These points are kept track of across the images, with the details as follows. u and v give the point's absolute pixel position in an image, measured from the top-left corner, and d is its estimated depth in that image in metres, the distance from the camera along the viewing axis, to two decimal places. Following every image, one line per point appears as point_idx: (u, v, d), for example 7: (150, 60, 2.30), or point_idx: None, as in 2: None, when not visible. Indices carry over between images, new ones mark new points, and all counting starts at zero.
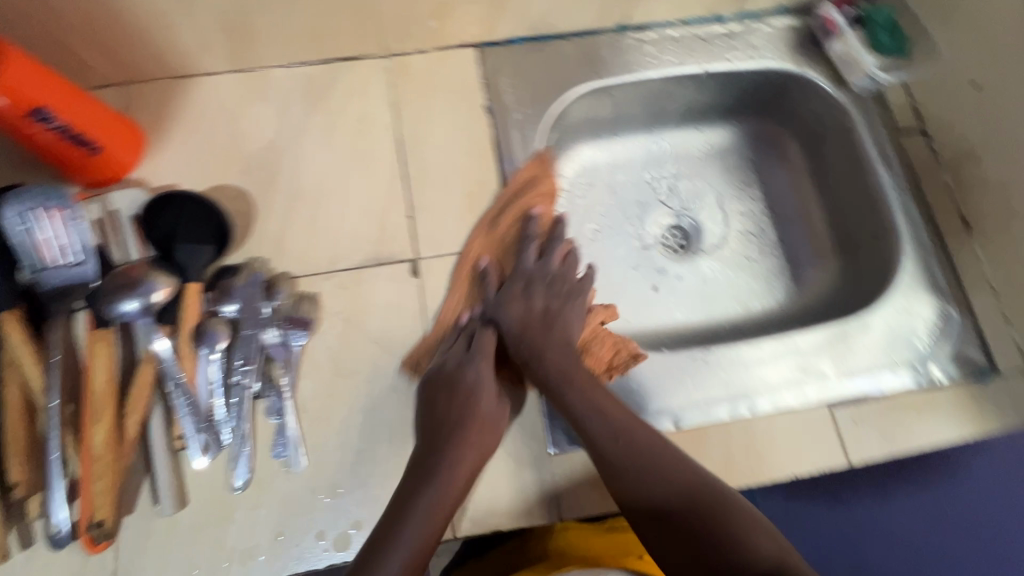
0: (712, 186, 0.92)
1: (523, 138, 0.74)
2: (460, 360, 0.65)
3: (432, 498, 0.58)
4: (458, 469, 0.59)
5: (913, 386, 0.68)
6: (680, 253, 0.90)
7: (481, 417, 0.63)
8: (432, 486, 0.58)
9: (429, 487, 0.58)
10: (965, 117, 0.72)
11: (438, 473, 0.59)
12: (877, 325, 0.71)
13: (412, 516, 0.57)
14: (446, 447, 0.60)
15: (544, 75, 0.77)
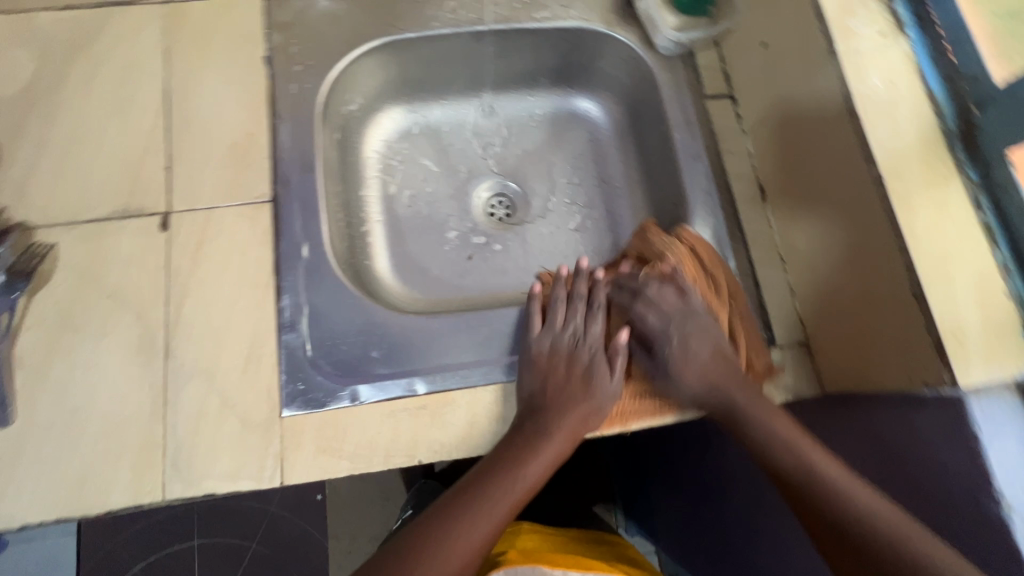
0: (544, 155, 0.88)
1: (302, 91, 0.71)
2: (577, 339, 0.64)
3: (524, 473, 0.57)
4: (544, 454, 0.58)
5: None
6: (506, 221, 0.87)
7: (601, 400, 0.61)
8: (520, 465, 0.57)
9: (523, 461, 0.57)
10: (758, 80, 0.70)
11: (517, 447, 0.58)
12: None
13: (494, 492, 0.56)
14: (532, 422, 0.59)
15: (333, 27, 0.74)
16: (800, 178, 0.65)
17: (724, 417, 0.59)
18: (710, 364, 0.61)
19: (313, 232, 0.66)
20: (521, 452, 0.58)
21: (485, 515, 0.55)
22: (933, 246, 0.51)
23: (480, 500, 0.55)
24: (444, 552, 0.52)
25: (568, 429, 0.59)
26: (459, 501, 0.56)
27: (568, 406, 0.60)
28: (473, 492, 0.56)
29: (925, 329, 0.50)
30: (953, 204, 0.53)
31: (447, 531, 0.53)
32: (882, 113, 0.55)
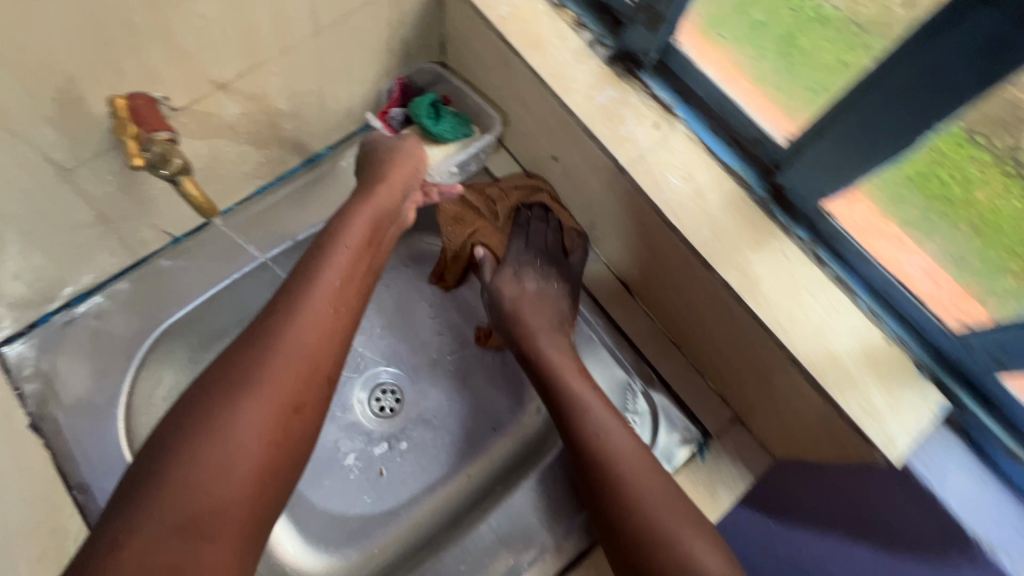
0: (395, 321, 0.82)
1: (95, 440, 0.58)
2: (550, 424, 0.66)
3: (327, 283, 0.52)
4: (297, 335, 0.48)
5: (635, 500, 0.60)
6: (395, 414, 0.78)
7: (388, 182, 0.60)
8: (329, 252, 0.54)
9: (279, 330, 0.48)
10: (566, 186, 0.66)
11: (316, 258, 0.53)
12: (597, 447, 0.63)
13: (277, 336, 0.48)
14: (324, 249, 0.54)
15: (101, 343, 0.61)
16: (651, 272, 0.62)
17: (563, 415, 0.59)
18: (592, 387, 0.60)
19: None
20: (313, 255, 0.54)
21: (273, 377, 0.46)
22: (803, 325, 0.50)
23: (294, 315, 0.49)
24: (207, 449, 0.42)
25: (345, 259, 0.54)
26: (249, 347, 0.47)
27: (317, 251, 0.54)
28: (293, 298, 0.50)
29: (834, 409, 0.49)
30: (802, 274, 0.51)
31: (232, 387, 0.45)
32: (695, 212, 0.52)
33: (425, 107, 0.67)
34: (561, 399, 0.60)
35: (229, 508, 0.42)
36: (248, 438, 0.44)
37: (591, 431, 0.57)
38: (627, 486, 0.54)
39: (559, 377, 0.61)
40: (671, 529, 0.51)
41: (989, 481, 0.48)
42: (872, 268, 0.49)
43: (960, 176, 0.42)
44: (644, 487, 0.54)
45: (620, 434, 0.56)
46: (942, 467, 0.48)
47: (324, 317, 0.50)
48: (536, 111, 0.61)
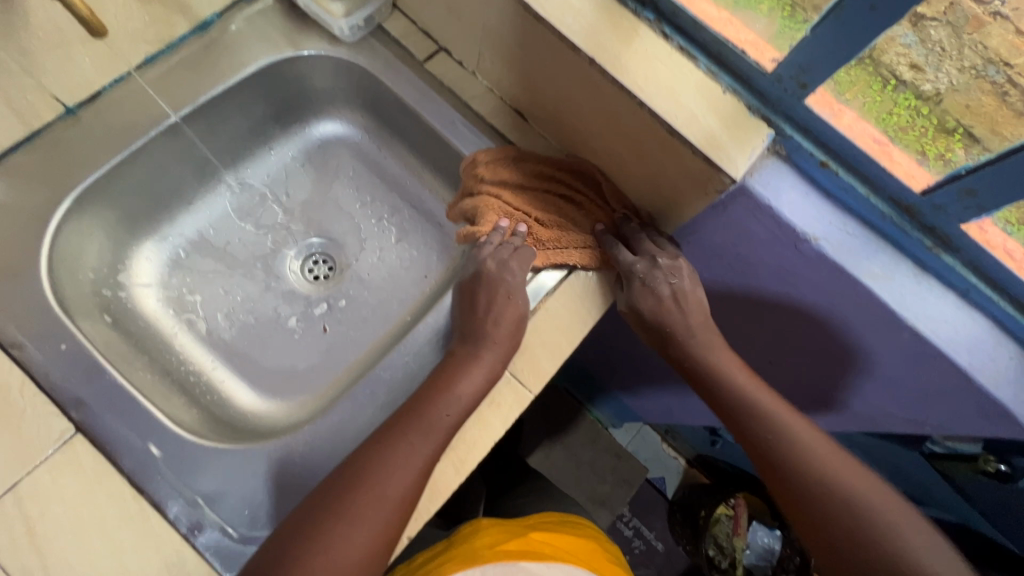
0: (317, 194, 0.85)
1: (21, 302, 0.59)
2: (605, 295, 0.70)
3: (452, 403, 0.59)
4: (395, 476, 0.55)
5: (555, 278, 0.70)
6: (332, 277, 0.82)
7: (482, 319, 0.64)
8: (463, 378, 0.61)
9: (376, 472, 0.55)
10: (451, 23, 0.72)
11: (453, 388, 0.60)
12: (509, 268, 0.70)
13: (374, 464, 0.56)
14: (452, 378, 0.60)
15: (7, 215, 0.61)
16: (535, 90, 0.70)
17: (680, 363, 0.68)
18: (759, 387, 0.65)
19: (148, 427, 0.58)
20: (457, 378, 0.61)
21: (360, 514, 0.54)
22: (657, 85, 0.59)
23: (396, 450, 0.56)
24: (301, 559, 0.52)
25: (475, 377, 0.61)
26: (349, 474, 0.56)
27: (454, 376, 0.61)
28: (387, 449, 0.57)
29: (692, 152, 0.59)
30: (651, 46, 0.60)
31: (325, 512, 0.54)
32: (558, 4, 0.60)
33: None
34: (672, 345, 0.68)
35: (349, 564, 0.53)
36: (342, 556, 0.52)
37: (705, 358, 0.67)
38: (734, 395, 0.64)
39: (742, 394, 0.64)
40: (776, 418, 0.62)
41: (809, 192, 0.61)
42: (702, 31, 0.58)
43: (932, 141, 0.54)
44: (754, 394, 0.64)
45: (733, 367, 0.66)
46: (776, 186, 0.60)
47: (414, 467, 0.56)
48: None
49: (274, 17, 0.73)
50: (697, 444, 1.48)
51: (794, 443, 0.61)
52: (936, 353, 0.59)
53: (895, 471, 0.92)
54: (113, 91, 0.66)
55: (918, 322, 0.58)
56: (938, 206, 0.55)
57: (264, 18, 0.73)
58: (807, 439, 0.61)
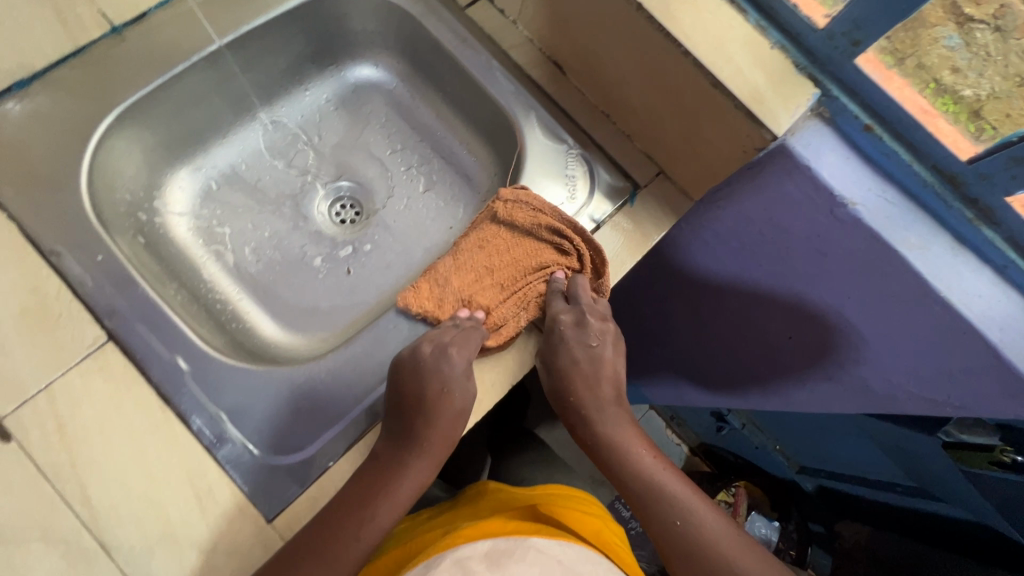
0: (349, 139, 0.85)
1: (61, 211, 0.60)
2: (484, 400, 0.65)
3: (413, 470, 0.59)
4: None
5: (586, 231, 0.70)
6: (359, 221, 0.83)
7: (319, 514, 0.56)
8: (417, 451, 0.60)
9: None
10: None
11: (410, 458, 0.59)
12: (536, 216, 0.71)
13: None
14: (397, 477, 0.58)
15: (49, 127, 0.62)
16: (576, 41, 0.69)
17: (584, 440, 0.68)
18: (665, 469, 0.65)
19: (177, 342, 0.59)
20: (407, 451, 0.59)
21: None
22: (705, 36, 0.58)
23: None
24: None
25: (430, 455, 0.60)
26: None
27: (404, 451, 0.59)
28: None
29: (734, 106, 0.58)
30: None
31: None
32: None
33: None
34: (579, 421, 0.68)
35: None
36: None
37: (602, 436, 0.67)
38: (629, 476, 0.64)
39: (647, 483, 0.64)
40: (664, 508, 0.62)
41: (850, 157, 0.59)
42: None
43: None
44: (650, 473, 0.64)
45: (637, 446, 0.66)
46: (815, 149, 0.59)
47: None
48: None
49: None
50: (701, 431, 1.47)
51: (676, 542, 0.61)
52: (965, 327, 0.58)
53: (902, 457, 0.92)
54: (158, 14, 0.67)
55: (950, 293, 0.57)
56: (984, 175, 0.53)
57: None
58: (708, 520, 0.61)
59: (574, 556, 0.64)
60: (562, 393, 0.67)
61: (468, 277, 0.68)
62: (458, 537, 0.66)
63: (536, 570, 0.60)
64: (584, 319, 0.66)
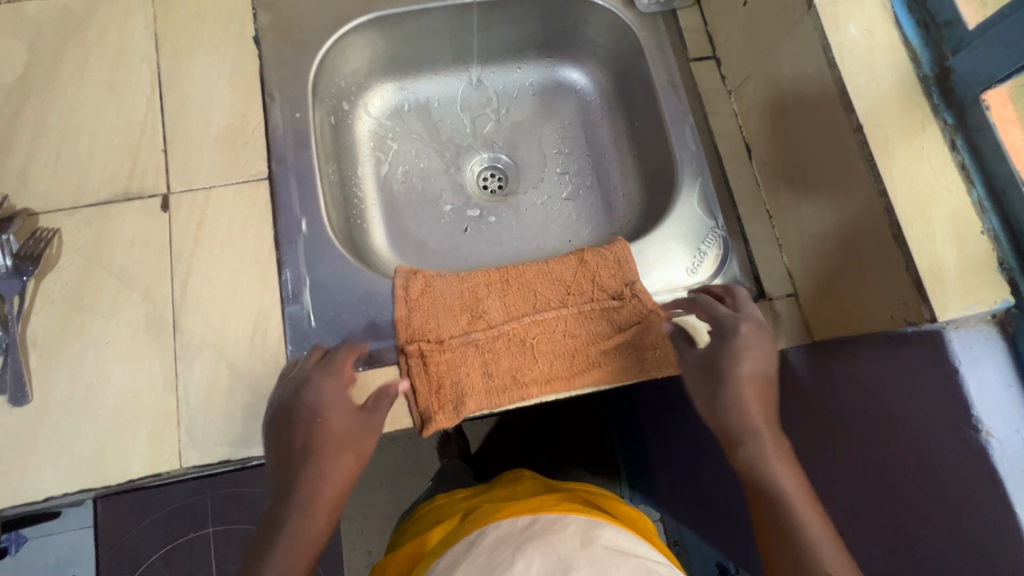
0: (529, 124, 0.90)
1: (292, 69, 0.72)
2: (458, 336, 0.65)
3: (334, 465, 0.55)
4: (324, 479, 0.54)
5: (691, 308, 0.67)
6: (498, 194, 0.88)
7: (328, 442, 0.55)
8: (331, 439, 0.56)
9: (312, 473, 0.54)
10: (739, 36, 0.71)
11: (321, 452, 0.55)
12: (650, 268, 0.70)
13: (313, 473, 0.54)
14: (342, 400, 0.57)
15: (321, 5, 0.75)
16: (780, 133, 0.67)
17: (740, 464, 0.55)
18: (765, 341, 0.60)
19: (309, 207, 0.68)
20: (311, 451, 0.55)
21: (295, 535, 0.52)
22: (911, 187, 0.53)
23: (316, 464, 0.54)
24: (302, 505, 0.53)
25: (342, 453, 0.55)
26: (286, 493, 0.54)
27: (316, 438, 0.55)
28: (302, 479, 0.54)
29: (906, 269, 0.53)
30: (932, 148, 0.54)
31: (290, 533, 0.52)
32: (860, 61, 0.56)
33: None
34: (748, 437, 0.55)
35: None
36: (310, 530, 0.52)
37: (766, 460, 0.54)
38: (782, 504, 0.51)
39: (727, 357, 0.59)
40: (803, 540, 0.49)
41: (1014, 388, 0.51)
42: (1001, 161, 0.51)
43: None
44: (799, 506, 0.51)
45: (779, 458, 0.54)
46: (975, 357, 0.51)
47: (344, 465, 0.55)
48: None
49: None
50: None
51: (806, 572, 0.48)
52: None
53: None
54: None
55: None
56: None
57: None
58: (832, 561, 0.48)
59: (617, 531, 0.63)
60: (724, 336, 0.60)
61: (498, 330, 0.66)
62: (497, 515, 0.68)
63: (578, 538, 0.60)
64: (736, 323, 0.60)
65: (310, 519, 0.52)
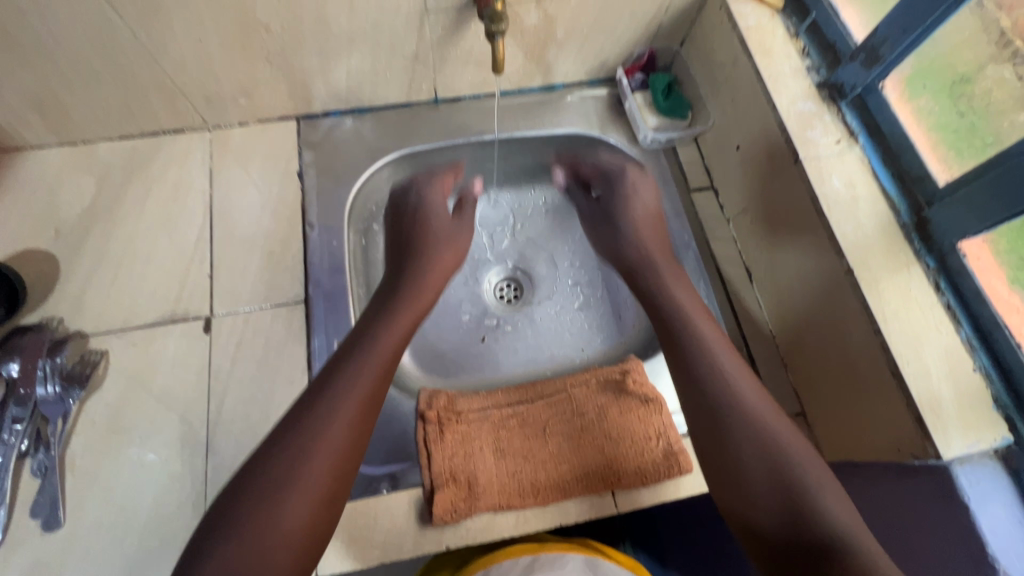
0: (544, 238, 0.97)
1: (331, 201, 0.80)
2: (474, 421, 0.68)
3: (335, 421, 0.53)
4: (344, 401, 0.55)
5: None
6: (514, 304, 0.93)
7: (375, 368, 0.59)
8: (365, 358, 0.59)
9: (330, 407, 0.54)
10: (734, 174, 0.79)
11: (326, 405, 0.54)
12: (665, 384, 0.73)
13: (312, 407, 0.54)
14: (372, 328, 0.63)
15: (359, 144, 0.84)
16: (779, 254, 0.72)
17: (712, 404, 0.57)
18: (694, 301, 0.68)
19: (341, 328, 0.72)
20: (325, 392, 0.55)
21: (306, 486, 0.50)
22: (904, 325, 0.58)
23: (334, 397, 0.55)
24: (292, 460, 0.50)
25: (345, 414, 0.54)
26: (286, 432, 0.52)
27: (349, 355, 0.59)
28: (310, 423, 0.53)
29: (907, 403, 0.56)
30: (919, 289, 0.59)
31: (266, 499, 0.48)
32: (846, 210, 0.63)
33: (661, 87, 0.84)
34: (717, 386, 0.57)
35: (293, 532, 0.48)
36: (290, 518, 0.48)
37: (732, 392, 0.57)
38: (751, 429, 0.54)
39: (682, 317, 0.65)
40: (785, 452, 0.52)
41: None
42: (983, 305, 0.56)
43: None
44: (770, 426, 0.54)
45: (741, 376, 0.58)
46: (982, 492, 0.53)
47: (347, 426, 0.54)
48: (740, 106, 0.75)
49: (602, 106, 0.90)
50: None
51: (808, 521, 0.48)
52: None
53: None
54: (470, 103, 0.88)
55: None
56: None
57: (594, 103, 0.90)
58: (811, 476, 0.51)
59: None
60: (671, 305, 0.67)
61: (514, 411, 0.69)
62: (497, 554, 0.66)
63: None
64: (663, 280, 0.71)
65: (313, 468, 0.50)
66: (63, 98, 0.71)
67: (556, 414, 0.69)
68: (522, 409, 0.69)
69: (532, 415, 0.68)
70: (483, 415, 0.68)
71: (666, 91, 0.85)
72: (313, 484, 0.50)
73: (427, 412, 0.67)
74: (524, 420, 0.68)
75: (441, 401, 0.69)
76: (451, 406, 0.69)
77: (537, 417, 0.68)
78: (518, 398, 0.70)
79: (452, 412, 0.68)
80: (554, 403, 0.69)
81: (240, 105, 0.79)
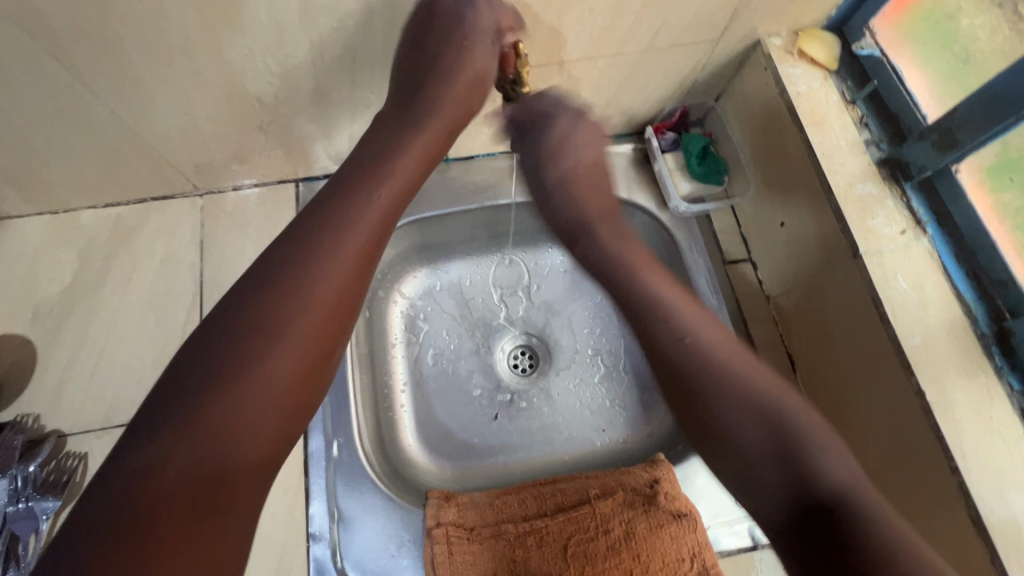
0: (561, 301, 0.89)
1: None
2: (488, 538, 0.61)
3: (299, 338, 0.45)
4: (307, 299, 0.46)
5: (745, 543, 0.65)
6: (530, 376, 0.86)
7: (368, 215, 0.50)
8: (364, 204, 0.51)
9: (272, 292, 0.45)
10: (776, 251, 0.71)
11: (296, 266, 0.46)
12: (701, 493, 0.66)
13: (287, 294, 0.46)
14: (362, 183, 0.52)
15: None
16: (836, 325, 0.62)
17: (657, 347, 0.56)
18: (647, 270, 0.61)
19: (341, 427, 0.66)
20: (285, 278, 0.46)
21: (248, 406, 0.42)
22: (985, 462, 0.50)
23: (291, 293, 0.46)
24: (242, 364, 0.43)
25: (306, 330, 0.46)
26: (243, 324, 0.44)
27: (317, 233, 0.48)
28: (274, 302, 0.45)
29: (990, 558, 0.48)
30: (1001, 417, 0.52)
31: (214, 383, 0.42)
32: (914, 318, 0.55)
33: (695, 149, 0.75)
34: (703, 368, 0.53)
35: (254, 463, 0.42)
36: (269, 381, 0.43)
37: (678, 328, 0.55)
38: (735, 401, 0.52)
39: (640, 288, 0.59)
40: (787, 420, 0.50)
41: None
42: None
43: None
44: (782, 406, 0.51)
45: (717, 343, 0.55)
46: None
47: (308, 329, 0.46)
48: (788, 179, 0.67)
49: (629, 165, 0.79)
50: None
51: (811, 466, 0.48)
52: None
53: None
54: (484, 163, 0.84)
55: None
56: None
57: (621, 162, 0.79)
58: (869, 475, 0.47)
59: None
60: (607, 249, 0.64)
61: (532, 523, 0.62)
62: None
63: None
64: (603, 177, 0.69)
65: (275, 368, 0.44)
66: (37, 172, 0.64)
67: (577, 529, 0.61)
68: (540, 523, 0.62)
69: (552, 533, 0.61)
70: (498, 530, 0.62)
71: (701, 153, 0.76)
72: (282, 373, 0.44)
73: (440, 530, 0.60)
74: (544, 536, 0.61)
75: (453, 515, 0.62)
76: (465, 520, 0.62)
77: (556, 534, 0.61)
78: (536, 509, 0.63)
79: (464, 528, 0.61)
80: (576, 517, 0.62)
81: (234, 171, 0.72)
